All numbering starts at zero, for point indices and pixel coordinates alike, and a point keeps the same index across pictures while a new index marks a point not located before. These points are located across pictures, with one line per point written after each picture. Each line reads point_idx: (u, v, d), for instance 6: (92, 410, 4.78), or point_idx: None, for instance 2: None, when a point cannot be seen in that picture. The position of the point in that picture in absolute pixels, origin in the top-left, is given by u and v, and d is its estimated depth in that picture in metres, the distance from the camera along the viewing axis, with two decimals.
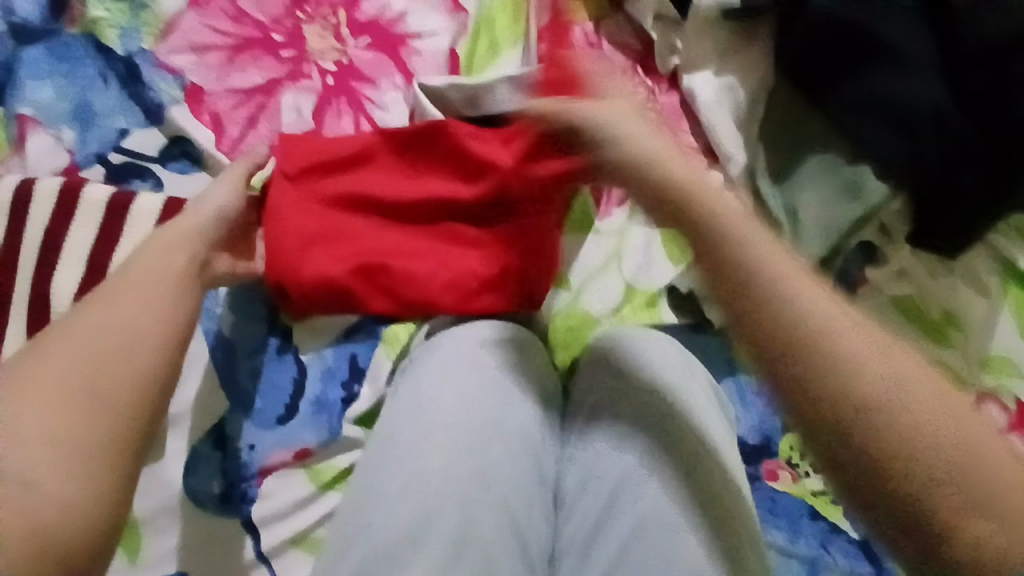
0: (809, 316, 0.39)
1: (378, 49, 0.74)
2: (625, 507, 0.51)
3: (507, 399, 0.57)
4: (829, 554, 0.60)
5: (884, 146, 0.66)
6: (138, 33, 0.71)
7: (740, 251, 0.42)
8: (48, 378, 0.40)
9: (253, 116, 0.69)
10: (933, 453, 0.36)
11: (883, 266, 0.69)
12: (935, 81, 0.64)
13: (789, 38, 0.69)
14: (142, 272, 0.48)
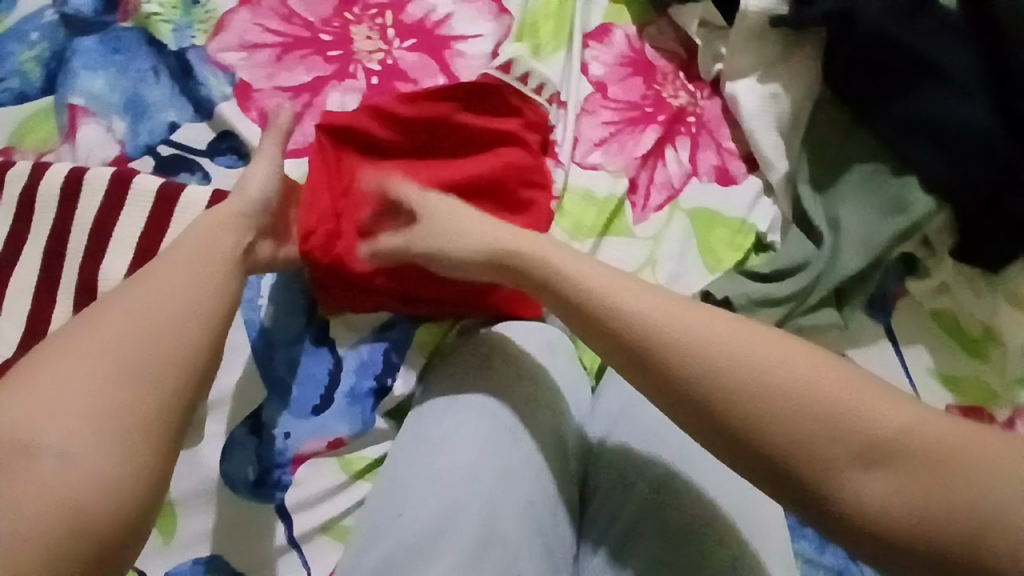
0: (734, 388, 0.45)
1: (423, 52, 0.76)
2: (650, 517, 0.53)
3: (539, 400, 0.57)
4: (855, 567, 0.61)
5: (931, 162, 0.65)
6: (190, 29, 0.76)
7: (651, 343, 0.48)
8: (93, 356, 0.43)
9: (300, 112, 0.72)
10: (849, 447, 0.42)
11: (923, 280, 0.70)
12: (981, 102, 0.64)
13: (838, 51, 0.68)
14: (186, 253, 0.51)
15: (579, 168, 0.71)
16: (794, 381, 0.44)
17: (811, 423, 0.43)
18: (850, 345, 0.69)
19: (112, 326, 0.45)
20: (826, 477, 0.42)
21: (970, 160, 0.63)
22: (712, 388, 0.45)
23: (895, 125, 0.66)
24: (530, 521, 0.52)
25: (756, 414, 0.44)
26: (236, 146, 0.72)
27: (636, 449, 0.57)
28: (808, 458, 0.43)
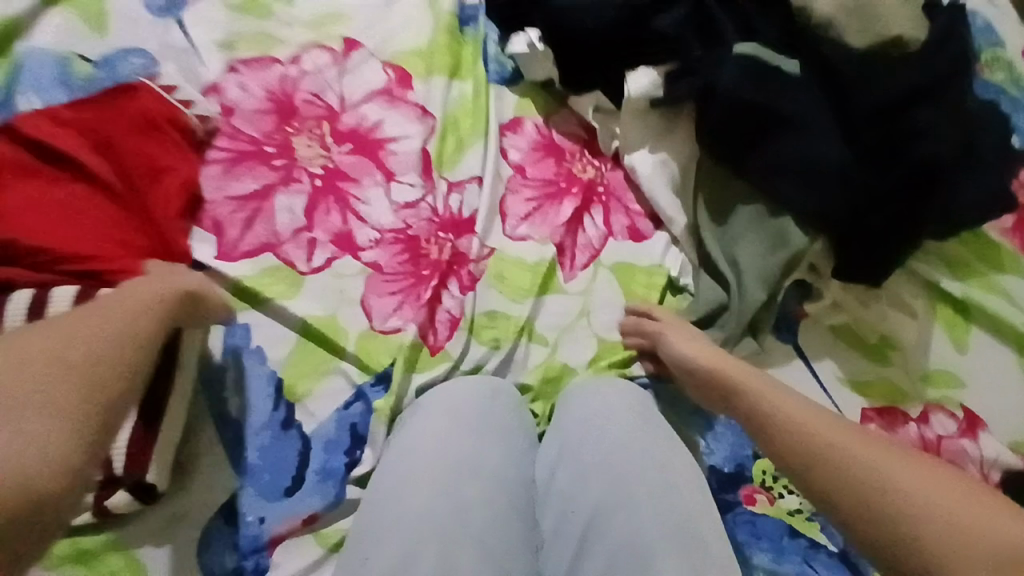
0: (853, 465, 0.52)
1: (359, 154, 0.82)
2: (597, 541, 0.64)
3: (477, 443, 0.66)
4: (812, 568, 0.69)
5: (801, 198, 0.77)
6: (127, 59, 0.83)
7: (785, 427, 0.57)
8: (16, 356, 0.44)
9: (250, 218, 0.78)
10: (956, 546, 0.45)
11: (818, 300, 0.81)
12: (832, 142, 0.77)
13: (709, 115, 0.80)
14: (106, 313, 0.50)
15: (508, 239, 0.81)
16: (917, 482, 0.49)
17: (922, 509, 0.47)
18: (767, 366, 0.79)
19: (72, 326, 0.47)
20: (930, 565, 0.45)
21: (842, 192, 0.76)
22: (843, 476, 0.52)
23: (781, 169, 0.77)
24: (490, 563, 0.59)
25: (867, 490, 0.50)
26: (190, 259, 0.75)
27: (575, 486, 0.67)
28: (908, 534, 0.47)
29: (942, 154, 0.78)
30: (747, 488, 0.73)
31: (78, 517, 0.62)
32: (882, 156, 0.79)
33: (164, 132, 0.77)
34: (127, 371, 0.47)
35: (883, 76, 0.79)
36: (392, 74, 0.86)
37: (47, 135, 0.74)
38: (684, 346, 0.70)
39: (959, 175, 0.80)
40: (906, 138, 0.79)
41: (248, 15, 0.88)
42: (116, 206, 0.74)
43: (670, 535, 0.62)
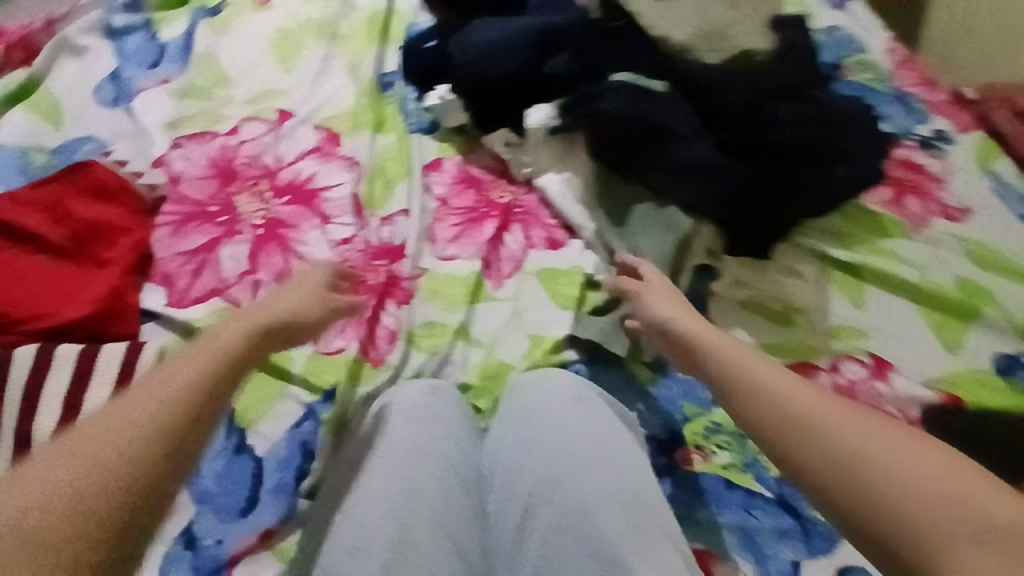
0: (829, 432, 0.48)
1: (296, 204, 0.91)
2: (541, 506, 0.68)
3: (422, 432, 0.72)
4: (751, 515, 0.75)
5: (685, 193, 0.89)
6: (79, 143, 0.94)
7: (757, 395, 0.54)
8: (135, 393, 0.48)
9: (198, 268, 0.85)
10: (951, 525, 0.41)
11: (721, 279, 0.91)
12: (703, 143, 0.90)
13: (595, 135, 0.92)
14: (211, 343, 0.55)
15: (439, 260, 0.89)
16: (911, 457, 0.45)
17: (894, 480, 0.44)
18: None
19: (179, 365, 0.51)
20: (920, 545, 0.41)
21: (714, 178, 0.88)
22: (822, 443, 0.47)
23: (663, 167, 0.90)
24: (441, 536, 0.65)
25: (840, 457, 0.46)
26: (143, 309, 0.81)
27: (517, 465, 0.72)
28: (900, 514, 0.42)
29: (792, 137, 0.92)
30: (682, 450, 0.80)
31: None
32: (749, 142, 0.91)
33: (117, 202, 0.86)
34: (179, 436, 0.47)
35: (730, 85, 0.95)
36: (322, 135, 0.97)
37: (10, 210, 0.82)
38: (672, 318, 0.70)
39: (812, 151, 0.93)
40: (763, 126, 0.92)
41: (190, 98, 0.99)
42: (73, 268, 0.81)
43: (601, 488, 0.68)
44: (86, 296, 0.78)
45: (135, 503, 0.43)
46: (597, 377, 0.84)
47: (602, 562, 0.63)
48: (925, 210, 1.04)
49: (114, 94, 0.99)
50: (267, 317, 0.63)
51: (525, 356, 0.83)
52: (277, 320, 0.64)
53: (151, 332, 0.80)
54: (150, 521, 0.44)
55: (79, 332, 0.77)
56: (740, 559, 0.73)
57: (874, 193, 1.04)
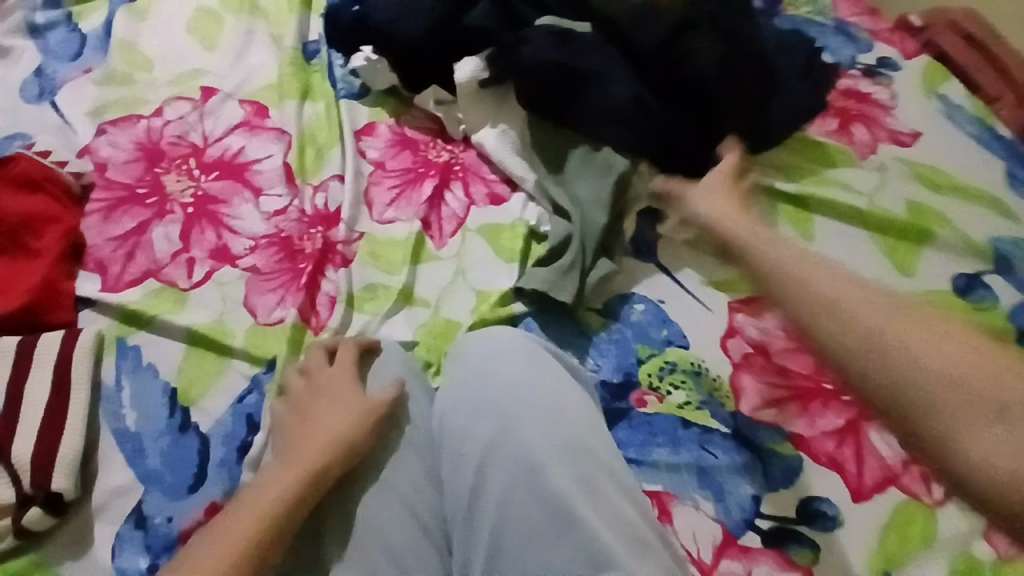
0: (818, 292, 0.56)
1: (226, 178, 0.88)
2: (493, 466, 0.65)
3: (361, 403, 0.69)
4: (709, 452, 0.73)
5: (613, 135, 0.88)
6: (4, 140, 0.91)
7: (774, 267, 0.63)
8: (251, 494, 0.62)
9: (131, 252, 0.82)
10: (949, 393, 0.45)
11: (667, 221, 0.90)
12: (629, 82, 0.89)
13: (520, 77, 0.89)
14: (297, 455, 0.65)
15: (377, 223, 0.87)
16: (889, 318, 0.51)
17: (868, 329, 0.51)
18: (636, 285, 0.86)
19: (274, 472, 0.64)
20: (883, 374, 0.48)
21: (642, 118, 0.88)
22: (813, 295, 0.56)
23: (587, 110, 0.89)
24: (398, 510, 0.65)
25: (828, 304, 0.55)
26: (79, 296, 0.78)
27: (466, 425, 0.68)
28: (921, 389, 0.46)
29: (720, 62, 0.89)
30: (637, 392, 0.78)
31: (1, 543, 0.63)
32: (668, 83, 0.92)
33: (41, 190, 0.82)
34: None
35: (653, 19, 0.92)
36: (249, 109, 0.95)
37: None
38: (704, 206, 0.80)
39: (743, 77, 0.91)
40: (689, 55, 0.90)
41: (113, 85, 0.96)
42: (2, 261, 0.78)
43: (554, 445, 0.64)
44: (17, 289, 0.76)
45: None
46: (547, 327, 0.82)
47: (559, 518, 0.61)
48: (873, 138, 1.02)
49: (39, 89, 0.96)
50: (343, 432, 0.66)
51: (472, 312, 0.81)
52: (380, 411, 0.69)
53: (88, 319, 0.78)
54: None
55: (15, 325, 0.75)
56: (696, 497, 0.71)
57: (818, 125, 1.03)
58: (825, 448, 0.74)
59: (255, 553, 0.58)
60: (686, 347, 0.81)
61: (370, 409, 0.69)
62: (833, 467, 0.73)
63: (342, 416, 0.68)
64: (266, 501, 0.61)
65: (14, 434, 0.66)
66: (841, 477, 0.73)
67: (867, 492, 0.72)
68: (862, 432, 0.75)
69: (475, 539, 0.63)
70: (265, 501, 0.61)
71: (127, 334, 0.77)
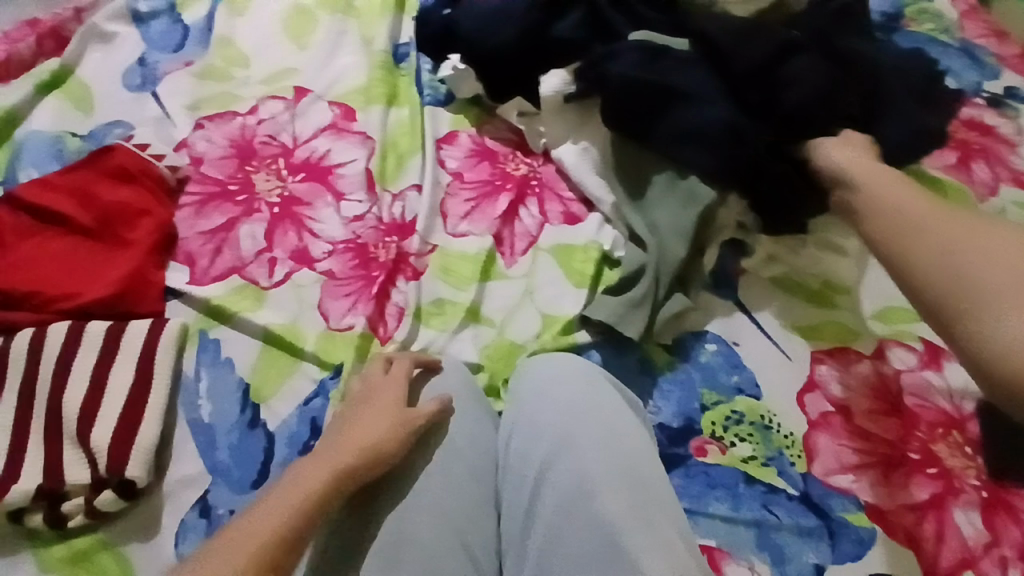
0: (899, 211, 0.67)
1: (311, 181, 0.91)
2: (548, 495, 0.65)
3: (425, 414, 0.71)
4: (771, 513, 0.71)
5: (699, 160, 0.83)
6: (109, 128, 0.97)
7: (863, 189, 0.72)
8: (280, 487, 0.61)
9: (218, 247, 0.86)
10: (983, 295, 0.55)
11: (753, 255, 0.86)
12: (720, 105, 0.84)
13: (607, 95, 0.85)
14: (330, 453, 0.64)
15: (451, 236, 0.87)
16: (979, 249, 0.58)
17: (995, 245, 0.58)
18: (710, 322, 0.82)
19: (303, 466, 0.63)
20: (945, 279, 0.58)
21: (731, 146, 0.82)
22: (896, 213, 0.67)
23: (672, 133, 0.85)
24: (450, 529, 0.64)
25: (920, 217, 0.65)
26: (165, 287, 0.83)
27: (524, 449, 0.69)
28: (957, 265, 0.58)
29: (820, 89, 0.82)
30: (697, 439, 0.75)
31: (74, 518, 0.68)
32: (762, 108, 0.85)
33: (140, 183, 0.87)
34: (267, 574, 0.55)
35: (754, 39, 0.85)
36: (337, 111, 0.97)
37: (46, 195, 0.85)
38: (835, 157, 0.78)
39: (845, 108, 0.83)
40: (785, 81, 0.83)
41: (209, 80, 1.00)
42: (102, 249, 0.83)
43: (610, 474, 0.64)
44: (112, 278, 0.80)
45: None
46: (609, 361, 0.79)
47: (608, 551, 0.60)
48: (994, 177, 0.93)
49: (142, 79, 1.01)
50: (378, 439, 0.66)
51: (536, 336, 0.80)
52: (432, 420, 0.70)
53: (174, 310, 0.82)
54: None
55: (108, 311, 0.79)
56: (754, 558, 0.69)
57: (932, 158, 0.94)
58: (903, 522, 0.70)
59: (274, 547, 0.56)
60: (758, 397, 0.77)
61: (404, 420, 0.68)
62: (910, 544, 0.69)
63: (381, 421, 0.67)
64: (291, 494, 0.60)
65: (101, 417, 0.71)
66: (916, 553, 0.69)
67: (944, 575, 0.67)
68: (946, 509, 0.70)
69: (528, 567, 0.63)
70: (290, 493, 0.60)
71: (210, 328, 0.81)
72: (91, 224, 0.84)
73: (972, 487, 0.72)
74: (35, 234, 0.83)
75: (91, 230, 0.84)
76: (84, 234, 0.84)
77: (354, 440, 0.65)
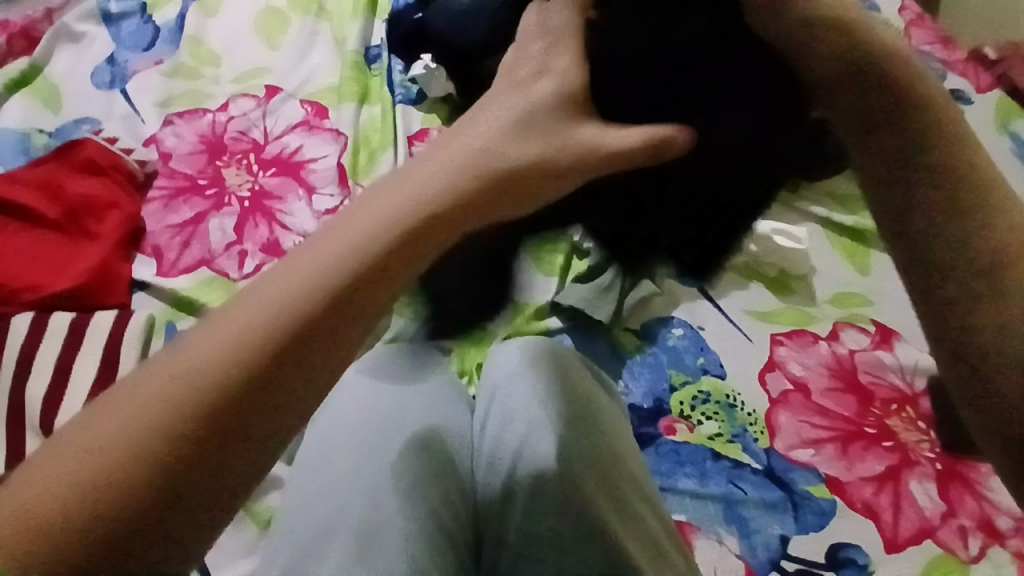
0: (915, 133, 0.44)
1: (282, 176, 0.91)
2: (524, 475, 0.63)
3: (396, 401, 0.70)
4: (736, 487, 0.73)
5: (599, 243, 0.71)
6: (76, 124, 0.96)
7: (873, 45, 0.45)
8: (199, 337, 0.36)
9: (187, 240, 0.86)
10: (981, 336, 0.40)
11: None
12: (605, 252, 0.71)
13: None
14: (282, 286, 0.37)
15: None
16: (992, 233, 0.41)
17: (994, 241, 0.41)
18: (674, 307, 0.85)
19: (235, 306, 0.37)
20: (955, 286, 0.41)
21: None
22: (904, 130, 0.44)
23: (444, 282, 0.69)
24: (421, 510, 0.62)
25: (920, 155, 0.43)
26: (134, 279, 0.82)
27: (499, 432, 0.69)
28: (1009, 297, 0.40)
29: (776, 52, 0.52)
30: (667, 419, 0.77)
31: None
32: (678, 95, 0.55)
33: (108, 177, 0.87)
34: (229, 402, 0.34)
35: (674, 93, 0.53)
36: (309, 109, 0.98)
37: (8, 187, 0.83)
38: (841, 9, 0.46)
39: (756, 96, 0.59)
40: (632, 207, 0.57)
41: (181, 77, 1.01)
42: (67, 243, 0.82)
43: (582, 454, 0.64)
44: (79, 270, 0.79)
45: (161, 478, 0.33)
46: (581, 345, 0.82)
47: (584, 531, 0.59)
48: None
49: (110, 76, 1.01)
50: (446, 195, 0.39)
51: (508, 323, 0.82)
52: (405, 406, 0.70)
53: (141, 302, 0.81)
54: (202, 535, 0.34)
55: (75, 303, 0.78)
56: (721, 531, 0.71)
57: None
58: (861, 493, 0.73)
59: (170, 447, 0.34)
60: (723, 377, 0.80)
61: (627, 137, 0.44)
62: (868, 514, 0.72)
63: (370, 234, 0.38)
64: (206, 358, 0.35)
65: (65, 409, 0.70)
66: (875, 525, 0.71)
67: (902, 543, 0.70)
68: (902, 480, 0.73)
69: (503, 549, 0.62)
70: (197, 362, 0.35)
71: (177, 319, 0.80)
72: (57, 217, 0.83)
73: (927, 459, 0.75)
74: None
75: (56, 223, 0.83)
76: (49, 227, 0.83)
77: (318, 267, 0.37)
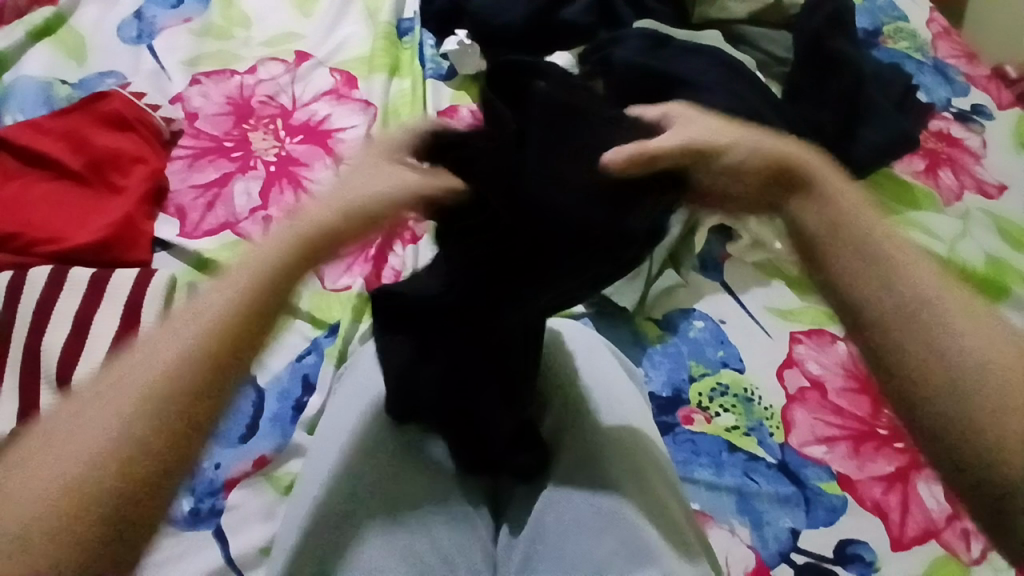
0: (851, 245, 0.50)
1: (310, 143, 0.90)
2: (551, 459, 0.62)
3: None
4: (751, 480, 0.74)
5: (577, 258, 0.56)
6: (100, 77, 0.94)
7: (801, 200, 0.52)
8: (144, 363, 0.45)
9: (211, 202, 0.84)
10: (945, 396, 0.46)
11: (738, 241, 0.91)
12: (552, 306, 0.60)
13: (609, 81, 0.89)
14: (190, 317, 0.46)
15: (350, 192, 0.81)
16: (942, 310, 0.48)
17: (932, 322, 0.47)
18: (696, 301, 0.87)
19: (172, 334, 0.45)
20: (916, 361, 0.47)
21: None
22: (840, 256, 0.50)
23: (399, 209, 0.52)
24: (447, 487, 0.61)
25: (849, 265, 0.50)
26: (156, 237, 0.81)
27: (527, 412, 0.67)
28: (979, 372, 0.46)
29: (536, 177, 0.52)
30: (685, 409, 0.78)
31: None
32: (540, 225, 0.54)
33: (135, 132, 0.86)
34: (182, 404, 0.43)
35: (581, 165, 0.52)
36: (338, 77, 0.97)
37: (36, 139, 0.83)
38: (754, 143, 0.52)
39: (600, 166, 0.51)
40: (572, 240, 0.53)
41: (210, 37, 0.99)
42: (92, 195, 0.81)
43: (609, 439, 0.62)
44: (103, 224, 0.78)
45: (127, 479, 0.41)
46: (604, 330, 0.82)
47: (606, 516, 0.57)
48: (959, 183, 0.99)
49: (137, 31, 0.99)
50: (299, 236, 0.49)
51: None
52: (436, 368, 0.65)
53: (162, 261, 0.80)
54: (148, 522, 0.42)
55: (96, 256, 0.77)
56: (734, 522, 0.71)
57: (904, 163, 1.01)
58: (871, 493, 0.73)
59: (140, 444, 0.42)
60: (742, 371, 0.81)
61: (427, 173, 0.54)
62: (877, 514, 0.72)
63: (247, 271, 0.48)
64: (152, 374, 0.44)
65: (84, 361, 0.68)
66: (883, 524, 0.72)
67: (907, 543, 0.71)
68: (911, 483, 0.74)
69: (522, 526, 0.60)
70: (148, 381, 0.44)
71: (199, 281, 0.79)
72: (83, 171, 0.82)
73: None
74: (22, 178, 0.81)
75: (81, 177, 0.82)
76: (75, 181, 0.82)
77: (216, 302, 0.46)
